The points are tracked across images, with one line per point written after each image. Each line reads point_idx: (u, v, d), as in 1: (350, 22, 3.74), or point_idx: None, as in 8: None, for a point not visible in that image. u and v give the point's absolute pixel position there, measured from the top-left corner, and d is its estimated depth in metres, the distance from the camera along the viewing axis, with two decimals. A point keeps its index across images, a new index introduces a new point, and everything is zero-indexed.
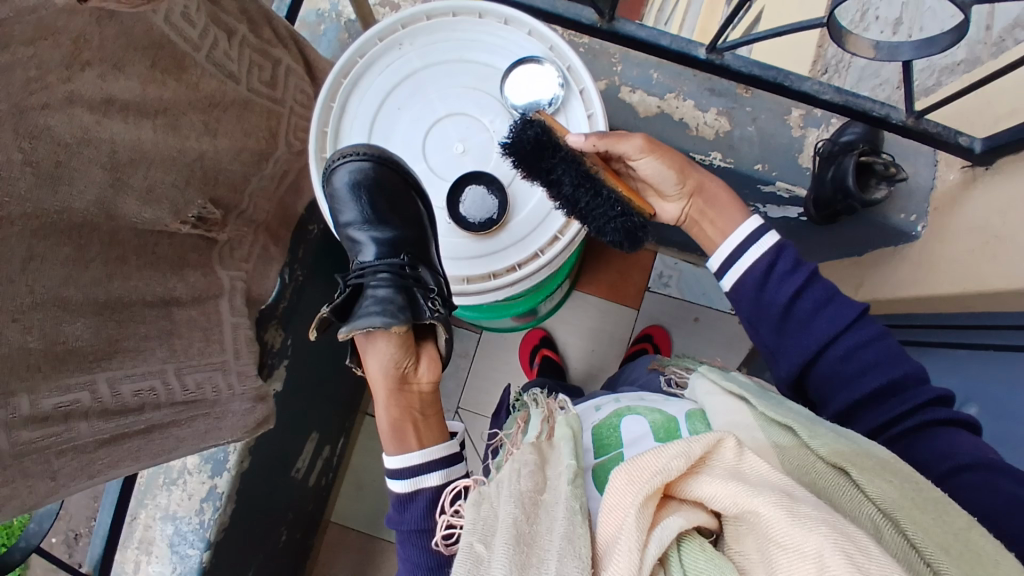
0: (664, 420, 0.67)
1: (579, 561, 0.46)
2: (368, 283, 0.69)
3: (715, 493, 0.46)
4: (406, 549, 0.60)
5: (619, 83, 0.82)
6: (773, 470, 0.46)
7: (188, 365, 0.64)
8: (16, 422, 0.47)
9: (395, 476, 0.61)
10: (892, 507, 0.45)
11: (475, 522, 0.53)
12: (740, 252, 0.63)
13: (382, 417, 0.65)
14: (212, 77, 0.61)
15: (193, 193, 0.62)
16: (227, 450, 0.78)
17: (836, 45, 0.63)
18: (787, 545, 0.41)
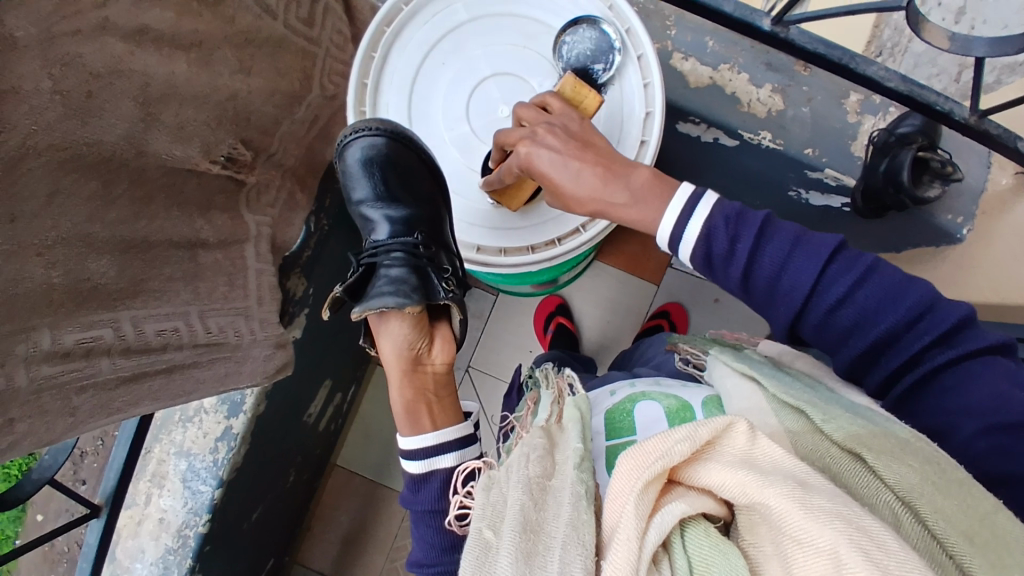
0: (679, 406, 0.65)
1: (581, 550, 0.45)
2: (381, 262, 0.67)
3: (723, 481, 0.44)
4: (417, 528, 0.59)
5: (671, 49, 0.78)
6: (787, 456, 0.44)
7: (211, 308, 0.63)
8: (37, 357, 0.47)
9: (408, 457, 0.61)
10: (909, 493, 0.41)
11: (483, 506, 0.53)
12: (682, 227, 0.53)
13: (396, 399, 0.66)
14: (248, 11, 0.58)
15: (223, 133, 0.60)
16: (244, 394, 0.79)
17: (910, 31, 0.61)
18: (804, 542, 0.39)
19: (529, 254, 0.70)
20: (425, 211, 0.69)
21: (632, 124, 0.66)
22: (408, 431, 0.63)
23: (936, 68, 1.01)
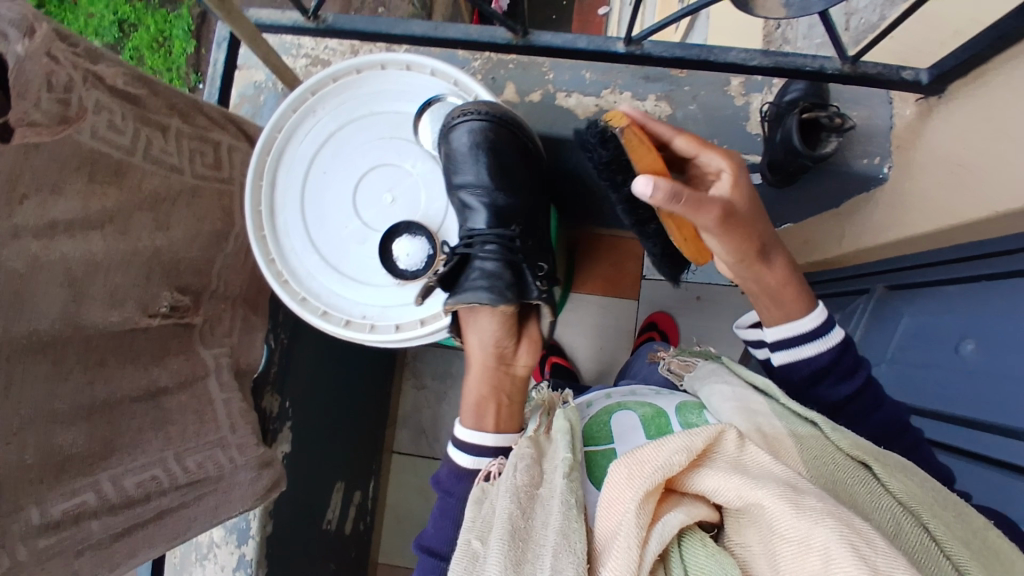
0: (655, 415, 0.68)
1: (574, 558, 0.46)
2: (476, 253, 0.65)
3: (718, 486, 0.46)
4: (443, 520, 0.63)
5: (553, 91, 0.82)
6: (776, 464, 0.47)
7: (186, 448, 0.68)
8: (30, 533, 0.54)
9: (460, 449, 0.64)
10: (911, 499, 0.46)
11: (475, 519, 0.54)
12: (802, 341, 0.67)
13: (471, 390, 0.67)
14: (152, 174, 0.65)
15: (158, 287, 0.65)
16: (248, 518, 0.81)
17: (741, 9, 0.61)
18: (789, 536, 0.40)
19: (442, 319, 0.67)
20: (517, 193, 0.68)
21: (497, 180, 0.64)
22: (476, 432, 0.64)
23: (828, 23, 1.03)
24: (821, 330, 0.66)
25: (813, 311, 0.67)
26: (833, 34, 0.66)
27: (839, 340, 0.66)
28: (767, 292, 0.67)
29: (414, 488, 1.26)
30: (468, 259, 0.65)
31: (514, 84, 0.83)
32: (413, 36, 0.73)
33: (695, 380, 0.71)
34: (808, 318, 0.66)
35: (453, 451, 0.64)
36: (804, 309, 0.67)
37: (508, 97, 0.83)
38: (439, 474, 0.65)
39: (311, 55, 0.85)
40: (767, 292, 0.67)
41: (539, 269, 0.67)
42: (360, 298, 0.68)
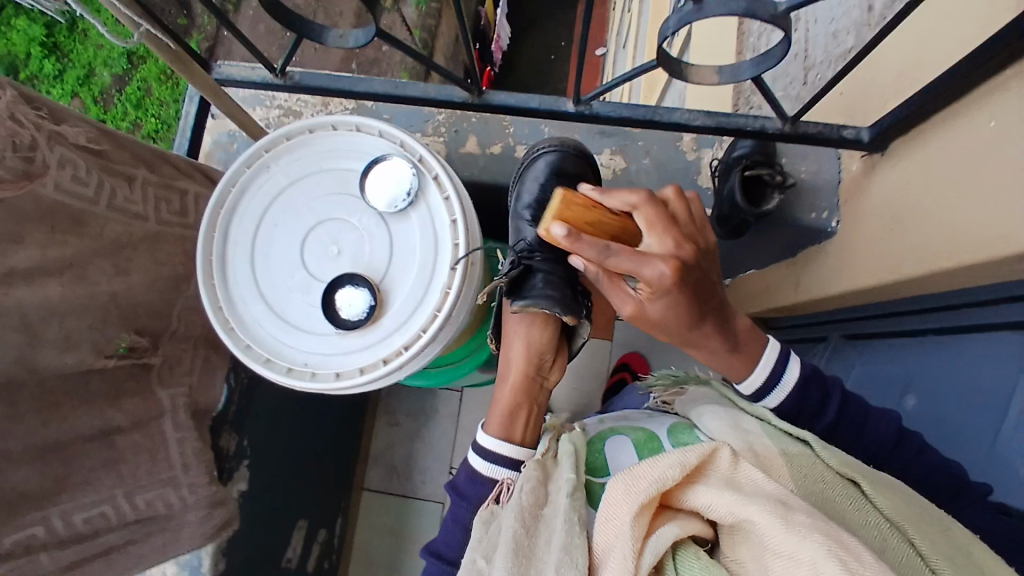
0: (649, 438, 0.68)
1: (578, 569, 0.51)
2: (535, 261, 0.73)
3: (711, 502, 0.50)
4: (452, 524, 0.70)
5: (513, 144, 0.86)
6: (767, 483, 0.50)
7: (137, 487, 0.70)
8: None
9: (479, 455, 0.70)
10: (898, 515, 0.49)
11: (479, 541, 0.60)
12: (779, 373, 0.66)
13: (502, 394, 0.74)
14: (116, 223, 0.67)
15: (116, 330, 0.68)
16: (200, 556, 0.81)
17: (677, 78, 0.63)
18: (781, 551, 0.44)
19: (381, 368, 0.59)
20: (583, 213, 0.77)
21: (443, 235, 0.61)
22: (493, 434, 0.70)
23: (789, 76, 0.99)
24: (775, 377, 0.66)
25: (758, 366, 0.66)
26: (770, 99, 0.68)
27: (793, 386, 0.66)
28: (712, 356, 0.66)
29: (383, 526, 1.27)
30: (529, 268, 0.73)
31: (475, 137, 0.86)
32: (374, 92, 0.77)
33: (685, 404, 0.73)
34: (755, 374, 0.66)
35: (473, 457, 0.70)
36: (751, 368, 0.66)
37: (470, 149, 0.86)
38: (456, 479, 0.71)
39: (284, 106, 0.90)
40: (717, 355, 0.66)
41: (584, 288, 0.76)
42: (308, 345, 0.60)
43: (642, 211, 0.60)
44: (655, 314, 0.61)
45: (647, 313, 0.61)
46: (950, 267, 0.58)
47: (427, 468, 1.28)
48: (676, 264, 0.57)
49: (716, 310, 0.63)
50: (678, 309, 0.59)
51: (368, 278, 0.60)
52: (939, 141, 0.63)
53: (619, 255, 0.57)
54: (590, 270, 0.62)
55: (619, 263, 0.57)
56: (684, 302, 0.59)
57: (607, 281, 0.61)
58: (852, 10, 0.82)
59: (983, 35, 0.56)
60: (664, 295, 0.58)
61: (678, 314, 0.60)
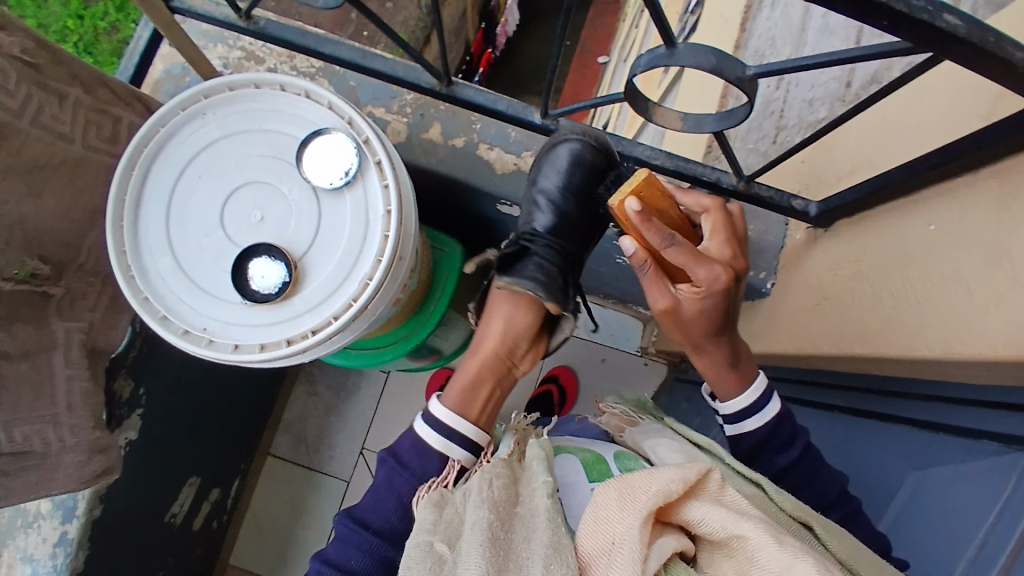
0: (596, 460, 0.67)
1: (566, 568, 0.47)
2: (535, 245, 0.74)
3: (704, 516, 0.47)
4: (386, 492, 0.66)
5: (476, 140, 0.84)
6: (753, 507, 0.49)
7: (16, 418, 0.63)
8: None
9: (424, 421, 0.69)
10: (846, 555, 0.49)
11: (439, 524, 0.58)
12: (756, 409, 0.65)
13: (468, 367, 0.75)
14: (38, 141, 0.61)
15: (19, 253, 0.61)
16: (77, 497, 0.76)
17: (643, 116, 0.62)
18: (770, 569, 0.43)
19: (283, 348, 0.56)
20: (580, 210, 0.75)
21: (374, 225, 0.59)
22: (448, 405, 0.70)
23: (761, 132, 0.99)
24: (758, 405, 0.65)
25: (748, 388, 0.66)
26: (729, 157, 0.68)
27: (772, 416, 0.65)
28: (716, 369, 0.66)
29: (280, 496, 1.24)
30: (528, 250, 0.74)
31: (440, 125, 0.84)
32: (339, 57, 0.74)
33: (636, 434, 0.72)
34: (742, 398, 0.65)
35: (422, 426, 0.69)
36: (738, 390, 0.66)
37: (432, 137, 0.84)
38: (399, 446, 0.69)
39: (246, 49, 0.85)
40: (716, 369, 0.66)
41: (574, 280, 0.76)
42: (210, 310, 0.58)
43: (710, 216, 0.64)
44: (688, 313, 0.61)
45: (679, 311, 0.61)
46: (865, 353, 0.61)
47: (337, 444, 1.26)
48: (727, 274, 0.59)
49: (731, 337, 0.64)
50: (710, 314, 0.61)
51: (287, 252, 0.57)
52: (877, 231, 0.64)
53: (679, 247, 0.56)
54: (636, 258, 0.60)
55: (675, 256, 0.57)
56: (719, 309, 0.61)
57: (650, 273, 0.60)
58: (832, 82, 0.84)
59: (937, 141, 0.57)
60: (705, 297, 0.60)
61: (714, 317, 0.62)
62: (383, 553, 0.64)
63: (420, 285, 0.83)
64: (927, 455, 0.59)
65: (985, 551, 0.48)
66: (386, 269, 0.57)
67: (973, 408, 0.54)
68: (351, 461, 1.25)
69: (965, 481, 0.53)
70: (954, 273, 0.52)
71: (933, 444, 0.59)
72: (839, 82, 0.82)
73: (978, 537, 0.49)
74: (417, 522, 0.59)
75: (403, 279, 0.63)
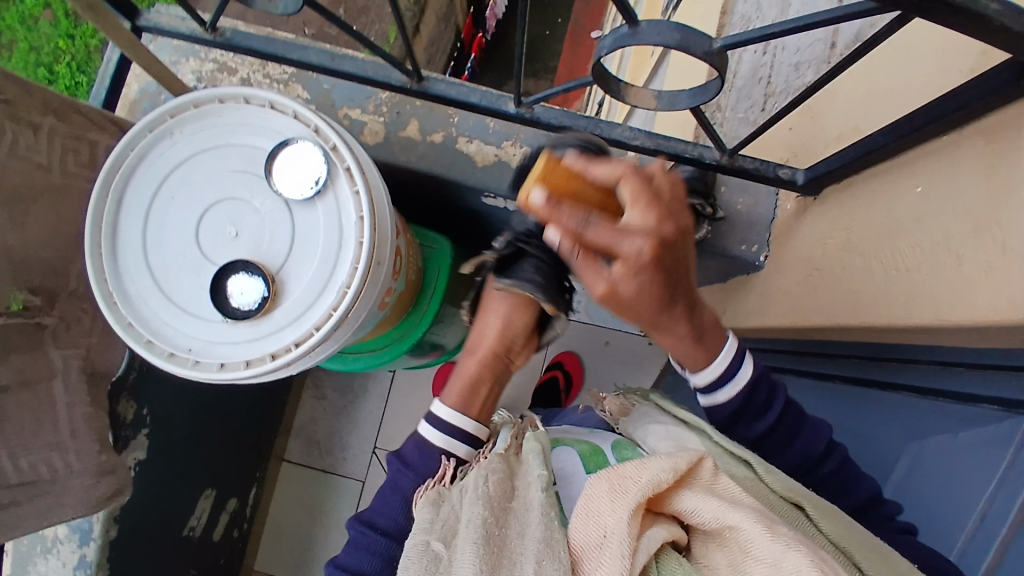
0: (594, 452, 0.65)
1: (559, 564, 0.47)
2: (533, 246, 0.76)
3: (696, 507, 0.46)
4: (390, 494, 0.66)
5: (455, 134, 0.83)
6: (744, 494, 0.48)
7: (21, 448, 0.64)
8: None
9: (429, 422, 0.70)
10: (842, 538, 0.47)
11: (434, 523, 0.57)
12: (730, 372, 0.63)
13: (467, 366, 0.75)
14: (16, 173, 0.61)
15: (6, 287, 0.61)
16: (92, 520, 0.78)
17: (615, 97, 0.61)
18: (762, 559, 0.42)
19: (267, 363, 0.57)
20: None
21: (348, 232, 0.59)
22: (451, 405, 0.71)
23: (750, 101, 0.97)
24: (728, 374, 0.63)
25: (715, 360, 0.63)
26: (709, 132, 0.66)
27: (746, 382, 0.63)
28: (681, 342, 0.61)
29: (298, 499, 1.26)
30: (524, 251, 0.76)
31: (417, 122, 0.83)
32: (309, 63, 0.72)
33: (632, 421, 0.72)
34: (712, 367, 0.63)
35: (425, 427, 0.70)
36: (707, 361, 0.63)
37: (410, 134, 0.83)
38: (404, 448, 0.69)
39: (218, 61, 0.85)
40: (682, 343, 0.61)
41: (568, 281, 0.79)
42: (193, 329, 0.58)
43: (627, 182, 0.49)
44: (627, 293, 0.52)
45: (618, 292, 0.52)
46: (858, 324, 0.59)
47: (350, 445, 1.27)
48: (660, 239, 0.49)
49: (688, 296, 0.57)
50: (649, 289, 0.52)
51: (263, 267, 0.57)
52: (866, 198, 0.62)
53: (598, 226, 0.47)
54: (564, 247, 0.50)
55: (598, 237, 0.47)
56: (658, 280, 0.51)
57: (581, 259, 0.51)
58: (816, 45, 0.81)
59: (925, 101, 0.55)
60: (637, 273, 0.50)
61: (652, 293, 0.52)
62: (390, 553, 0.64)
63: (410, 285, 0.83)
64: (922, 425, 0.59)
65: (985, 524, 0.49)
66: (363, 276, 0.57)
67: (966, 374, 0.53)
68: (364, 460, 1.26)
69: (964, 452, 0.53)
70: (943, 238, 0.50)
71: (927, 412, 0.58)
72: (822, 43, 0.79)
73: (978, 508, 0.50)
74: (415, 521, 0.58)
75: (384, 282, 0.63)
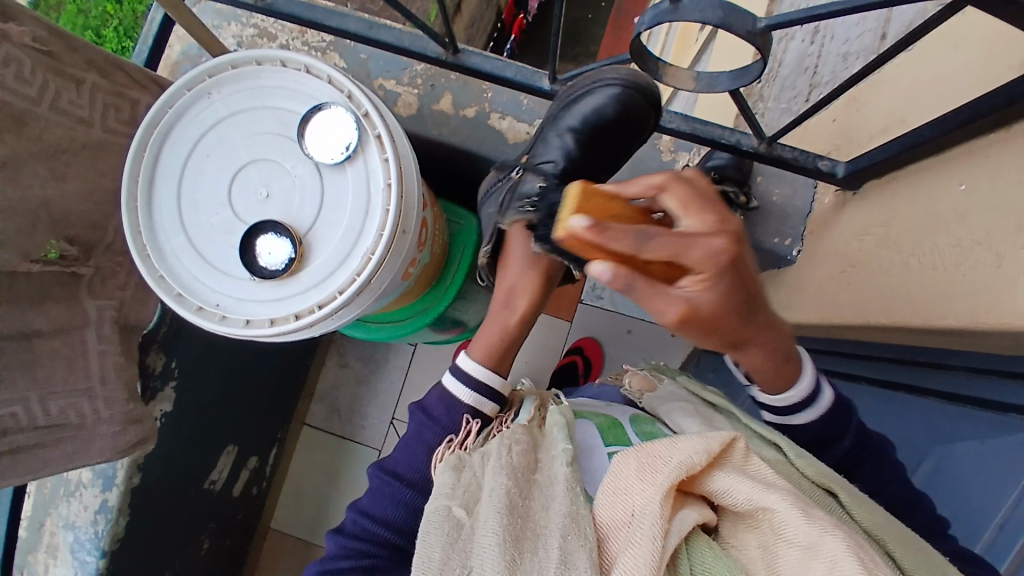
0: (612, 425, 0.65)
1: (585, 541, 0.47)
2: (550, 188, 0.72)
3: (729, 488, 0.46)
4: (415, 444, 0.68)
5: (488, 110, 0.83)
6: (777, 477, 0.47)
7: (52, 392, 0.67)
8: None
9: (458, 379, 0.70)
10: (878, 527, 0.46)
11: (457, 489, 0.57)
12: (819, 389, 0.58)
13: (506, 320, 0.76)
14: (58, 125, 0.63)
15: (44, 236, 0.63)
16: (116, 466, 0.81)
17: (653, 77, 0.60)
18: (796, 542, 0.42)
19: (291, 322, 0.58)
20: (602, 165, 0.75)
21: (376, 199, 0.59)
22: (477, 360, 0.72)
23: (794, 90, 0.93)
24: (812, 397, 0.58)
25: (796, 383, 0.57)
26: (751, 121, 0.65)
27: (828, 405, 0.58)
28: (767, 356, 0.54)
29: (316, 463, 1.29)
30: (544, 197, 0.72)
31: (451, 95, 0.83)
32: (347, 31, 0.72)
33: (656, 400, 0.71)
34: (799, 386, 0.57)
35: (450, 380, 0.71)
36: (794, 379, 0.57)
37: (443, 107, 0.83)
38: (427, 400, 0.71)
39: (259, 26, 0.86)
40: (771, 362, 0.55)
41: None
42: (221, 286, 0.59)
43: (670, 191, 0.46)
44: (707, 309, 0.46)
45: (697, 312, 0.46)
46: (890, 323, 0.57)
47: (369, 414, 1.29)
48: (728, 238, 0.44)
49: (762, 319, 0.51)
50: (730, 297, 0.45)
51: (291, 228, 0.58)
52: (906, 195, 0.60)
53: (658, 238, 0.42)
54: (621, 282, 0.43)
55: (658, 252, 0.41)
56: (739, 285, 0.45)
57: (643, 287, 0.43)
58: (867, 33, 0.78)
59: (977, 95, 0.52)
60: (712, 284, 0.44)
61: (733, 301, 0.46)
62: (414, 503, 0.66)
63: (437, 259, 0.84)
64: (950, 429, 0.57)
65: (1004, 532, 0.48)
66: (389, 242, 0.58)
67: (998, 380, 0.52)
68: (382, 430, 1.28)
69: (992, 461, 0.51)
70: (983, 238, 0.48)
71: (955, 417, 0.56)
72: (873, 33, 0.76)
73: (996, 518, 0.49)
74: (436, 484, 0.59)
75: (407, 252, 0.63)
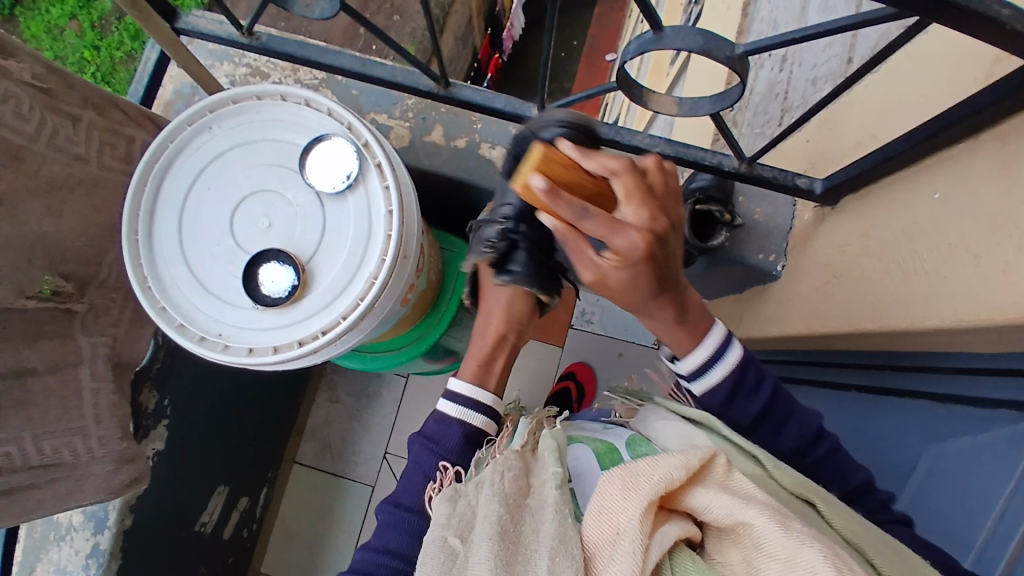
0: (608, 450, 0.64)
1: (571, 562, 0.47)
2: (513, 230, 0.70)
3: (709, 504, 0.46)
4: (414, 472, 0.70)
5: (478, 140, 0.86)
6: (760, 491, 0.47)
7: (46, 432, 0.65)
8: None
9: (448, 398, 0.75)
10: (854, 535, 0.47)
11: (452, 518, 0.57)
12: (714, 362, 0.63)
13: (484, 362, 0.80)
14: (55, 161, 0.63)
15: (39, 271, 0.62)
16: (107, 509, 0.79)
17: (637, 103, 0.61)
18: (775, 556, 0.42)
19: (294, 349, 0.58)
20: None
21: (377, 225, 0.60)
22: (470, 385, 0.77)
23: (767, 115, 0.98)
24: (717, 354, 0.62)
25: (704, 342, 0.63)
26: (732, 143, 0.68)
27: (736, 362, 0.63)
28: (667, 331, 0.61)
29: (308, 503, 1.26)
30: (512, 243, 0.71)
31: (441, 127, 0.86)
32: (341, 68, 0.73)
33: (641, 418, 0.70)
34: (702, 352, 0.62)
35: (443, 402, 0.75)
36: (696, 341, 0.62)
37: (435, 139, 0.86)
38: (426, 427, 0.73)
39: (252, 65, 0.88)
40: (664, 328, 0.61)
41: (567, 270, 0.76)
42: (222, 316, 0.60)
43: (620, 178, 0.48)
44: (617, 283, 0.51)
45: (607, 282, 0.52)
46: (876, 328, 0.60)
47: (361, 449, 1.28)
48: (649, 236, 0.47)
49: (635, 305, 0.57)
50: (641, 281, 0.51)
51: (294, 257, 0.59)
52: (884, 204, 0.63)
53: (594, 217, 0.46)
54: (558, 232, 0.49)
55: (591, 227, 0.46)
56: (649, 273, 0.50)
57: (575, 244, 0.50)
58: (833, 59, 0.83)
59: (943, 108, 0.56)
60: (631, 268, 0.49)
61: (640, 286, 0.52)
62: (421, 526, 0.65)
63: (431, 286, 0.85)
64: (945, 429, 0.60)
65: (1004, 521, 0.50)
66: (392, 267, 0.59)
67: (984, 377, 0.55)
68: (376, 464, 1.26)
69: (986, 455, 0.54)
70: (959, 242, 0.51)
71: (952, 416, 0.59)
72: (839, 58, 0.80)
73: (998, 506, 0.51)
74: (432, 516, 0.59)
75: (407, 276, 0.65)
